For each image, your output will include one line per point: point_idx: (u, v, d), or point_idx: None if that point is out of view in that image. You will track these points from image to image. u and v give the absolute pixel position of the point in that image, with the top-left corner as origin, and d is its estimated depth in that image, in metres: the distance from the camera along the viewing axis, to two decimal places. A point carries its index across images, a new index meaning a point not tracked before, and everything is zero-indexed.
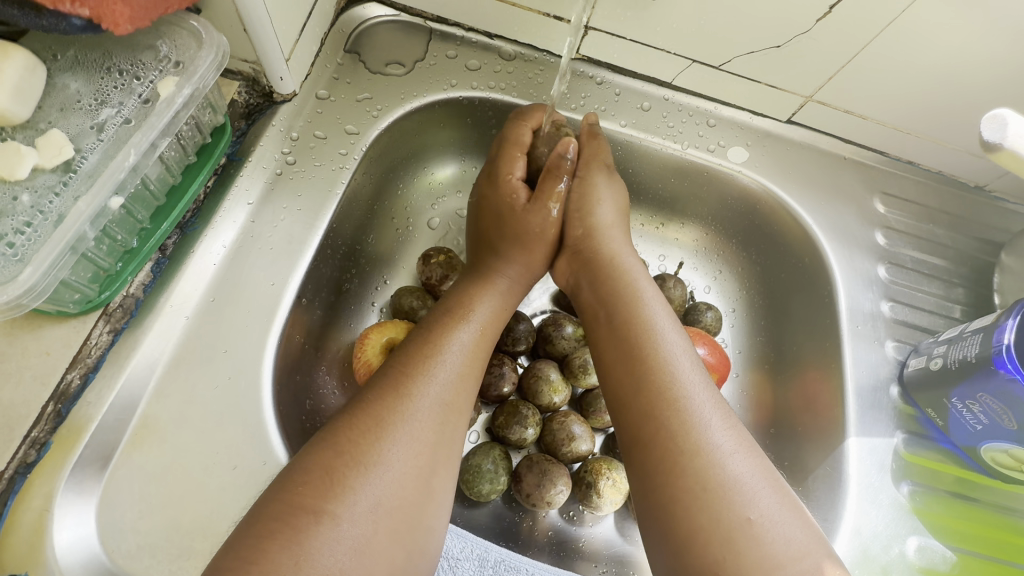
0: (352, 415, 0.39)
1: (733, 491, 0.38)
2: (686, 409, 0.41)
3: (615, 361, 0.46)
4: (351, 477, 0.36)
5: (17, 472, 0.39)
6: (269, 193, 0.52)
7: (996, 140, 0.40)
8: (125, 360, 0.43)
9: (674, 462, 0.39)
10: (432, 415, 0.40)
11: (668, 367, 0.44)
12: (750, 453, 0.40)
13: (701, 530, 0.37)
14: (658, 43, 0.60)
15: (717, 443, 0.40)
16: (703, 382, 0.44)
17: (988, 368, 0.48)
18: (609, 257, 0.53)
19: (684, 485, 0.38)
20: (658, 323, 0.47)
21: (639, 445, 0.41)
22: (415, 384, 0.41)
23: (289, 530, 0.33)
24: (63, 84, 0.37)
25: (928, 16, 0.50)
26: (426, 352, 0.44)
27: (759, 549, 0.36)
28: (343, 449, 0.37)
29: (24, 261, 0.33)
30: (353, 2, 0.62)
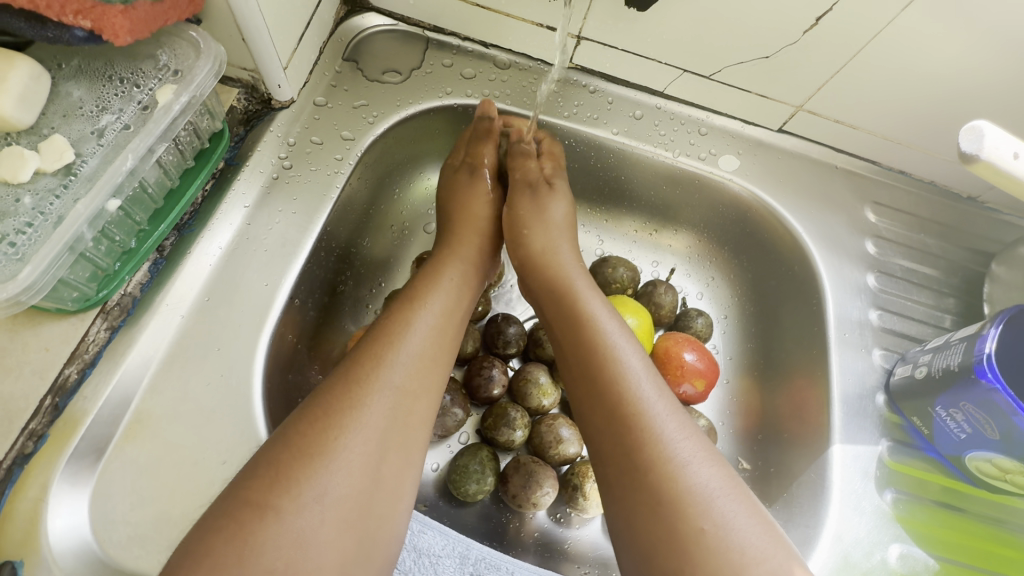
0: (308, 404, 0.41)
1: (689, 501, 0.39)
2: (644, 421, 0.43)
3: (578, 378, 0.48)
4: (298, 471, 0.37)
5: (14, 463, 0.40)
6: (266, 196, 0.54)
7: (973, 150, 0.40)
8: (121, 356, 0.44)
9: (634, 476, 0.42)
10: (386, 407, 0.42)
11: (623, 382, 0.46)
12: (709, 461, 0.42)
13: (662, 540, 0.39)
14: (649, 53, 0.61)
15: (675, 453, 0.42)
16: (660, 394, 0.45)
17: (970, 376, 0.48)
18: (562, 274, 0.56)
19: (643, 497, 0.41)
20: (612, 338, 0.49)
21: (604, 458, 0.44)
22: (372, 375, 0.43)
23: (235, 526, 0.35)
24: (66, 91, 0.39)
25: (914, 27, 0.51)
26: (384, 339, 0.45)
27: (714, 557, 0.38)
28: (293, 442, 0.39)
29: (24, 261, 0.35)
30: (351, 12, 0.64)
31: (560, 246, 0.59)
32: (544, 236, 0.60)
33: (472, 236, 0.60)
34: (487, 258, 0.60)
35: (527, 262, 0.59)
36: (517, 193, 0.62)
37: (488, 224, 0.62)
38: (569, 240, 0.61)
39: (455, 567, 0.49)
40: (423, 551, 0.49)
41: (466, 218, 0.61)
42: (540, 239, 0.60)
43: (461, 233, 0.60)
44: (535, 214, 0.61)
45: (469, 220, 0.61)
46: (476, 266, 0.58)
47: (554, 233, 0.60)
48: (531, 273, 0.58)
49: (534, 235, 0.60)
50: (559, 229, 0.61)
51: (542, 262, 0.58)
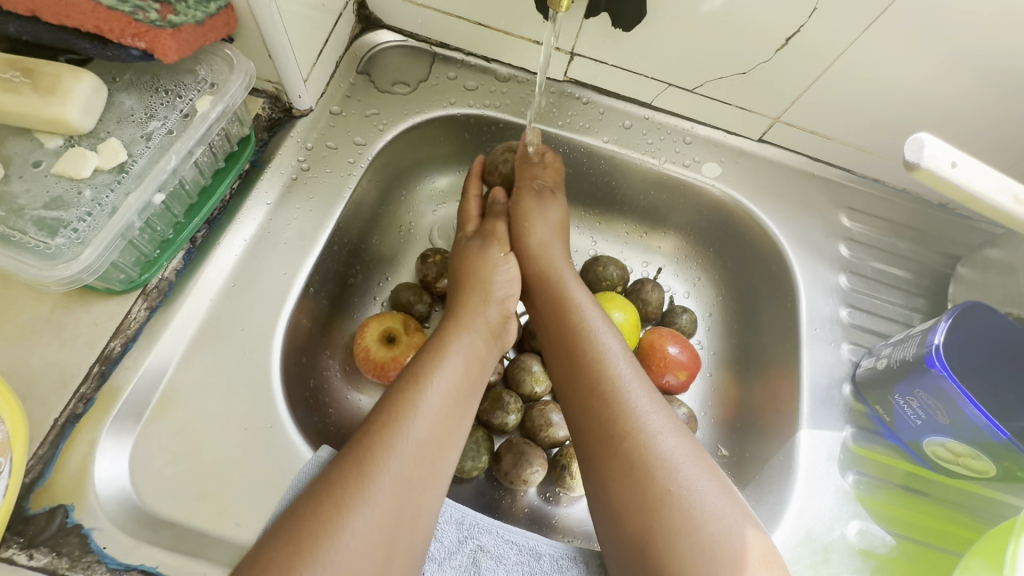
0: (307, 497, 0.40)
1: (657, 465, 0.45)
2: (619, 396, 0.48)
3: (562, 361, 0.53)
4: (300, 565, 0.37)
5: (66, 422, 0.46)
6: (286, 195, 0.60)
7: (915, 159, 0.45)
8: (159, 332, 0.50)
9: (608, 445, 0.47)
10: (391, 491, 0.42)
11: (602, 363, 0.51)
12: (677, 432, 0.47)
13: (633, 501, 0.44)
14: (636, 67, 0.67)
15: (646, 424, 0.47)
16: (634, 374, 0.50)
17: (921, 365, 0.53)
18: (549, 268, 0.61)
19: (616, 463, 0.46)
20: (594, 326, 0.54)
21: (582, 431, 0.49)
22: (375, 462, 0.42)
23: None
24: (119, 101, 0.45)
25: (874, 45, 0.56)
26: (387, 422, 0.44)
27: (678, 514, 0.43)
28: (296, 536, 0.38)
29: (84, 243, 0.41)
30: (366, 29, 0.70)
31: (552, 243, 0.63)
32: (541, 232, 0.63)
33: (480, 302, 0.58)
34: (495, 325, 0.58)
35: (524, 253, 0.63)
36: (524, 192, 0.64)
37: (496, 277, 0.61)
38: (563, 251, 0.63)
39: (452, 532, 0.54)
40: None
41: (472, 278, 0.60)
42: (539, 238, 0.63)
43: (465, 300, 0.59)
44: (535, 212, 0.64)
45: (474, 283, 0.60)
46: (481, 338, 0.56)
47: (548, 231, 0.63)
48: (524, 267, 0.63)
49: (533, 229, 0.63)
50: (554, 231, 0.64)
51: (533, 255, 0.62)
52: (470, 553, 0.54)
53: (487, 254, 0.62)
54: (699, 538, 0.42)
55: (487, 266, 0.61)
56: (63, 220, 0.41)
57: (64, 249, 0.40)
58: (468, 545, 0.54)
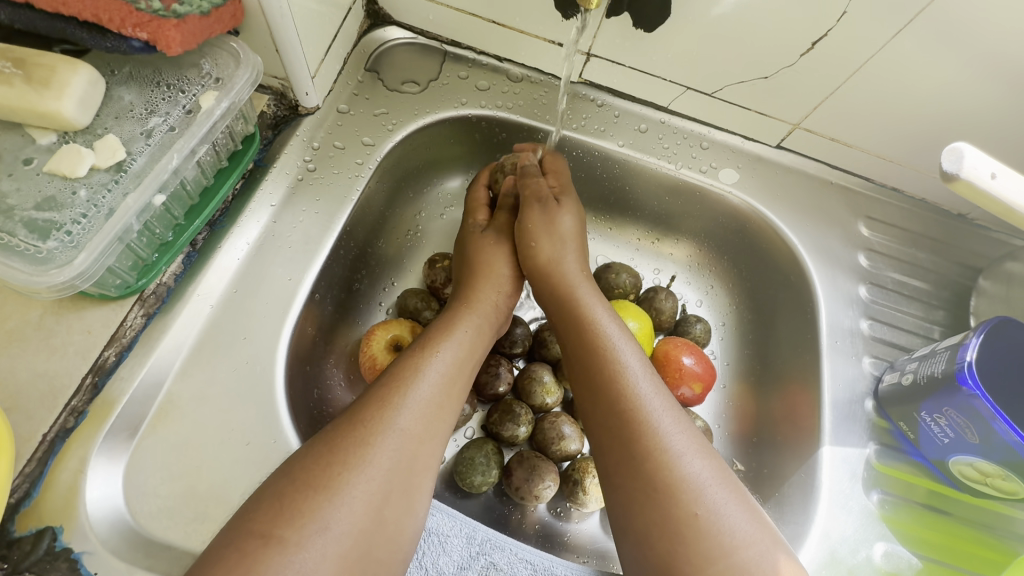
0: (314, 444, 0.42)
1: (683, 488, 0.42)
2: (642, 414, 0.46)
3: (580, 377, 0.51)
4: (304, 504, 0.38)
5: (56, 437, 0.43)
6: (291, 196, 0.57)
7: (953, 170, 0.43)
8: (155, 341, 0.48)
9: (631, 466, 0.44)
10: (393, 448, 0.42)
11: (623, 379, 0.48)
12: (702, 454, 0.45)
13: (657, 525, 0.42)
14: (654, 70, 0.65)
15: (670, 445, 0.44)
16: (656, 391, 0.48)
17: (952, 383, 0.51)
18: (566, 279, 0.58)
19: (639, 486, 0.43)
20: (614, 340, 0.52)
21: (602, 450, 0.47)
22: (379, 418, 0.43)
23: (240, 556, 0.35)
24: (118, 96, 0.43)
25: (902, 51, 0.54)
26: (393, 383, 0.46)
27: (705, 540, 0.40)
28: (299, 480, 0.39)
29: (79, 247, 0.38)
30: (374, 25, 0.68)
31: (567, 252, 0.60)
32: (552, 245, 0.61)
33: (488, 289, 0.59)
34: (504, 310, 0.60)
35: (535, 269, 0.60)
36: (528, 207, 0.61)
37: (505, 268, 0.62)
38: (578, 260, 0.61)
39: (463, 547, 0.52)
40: (433, 530, 0.52)
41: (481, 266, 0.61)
42: (548, 251, 0.60)
43: (476, 286, 0.59)
44: (543, 229, 0.61)
45: (484, 270, 0.60)
46: (490, 319, 0.57)
47: (560, 245, 0.61)
48: (538, 280, 0.60)
49: (541, 247, 0.60)
50: (568, 239, 0.62)
51: (547, 271, 0.60)
52: (481, 569, 0.51)
53: (499, 249, 0.63)
54: (728, 566, 0.40)
55: (494, 257, 0.62)
56: (55, 222, 0.38)
57: (57, 254, 0.37)
58: (480, 562, 0.52)
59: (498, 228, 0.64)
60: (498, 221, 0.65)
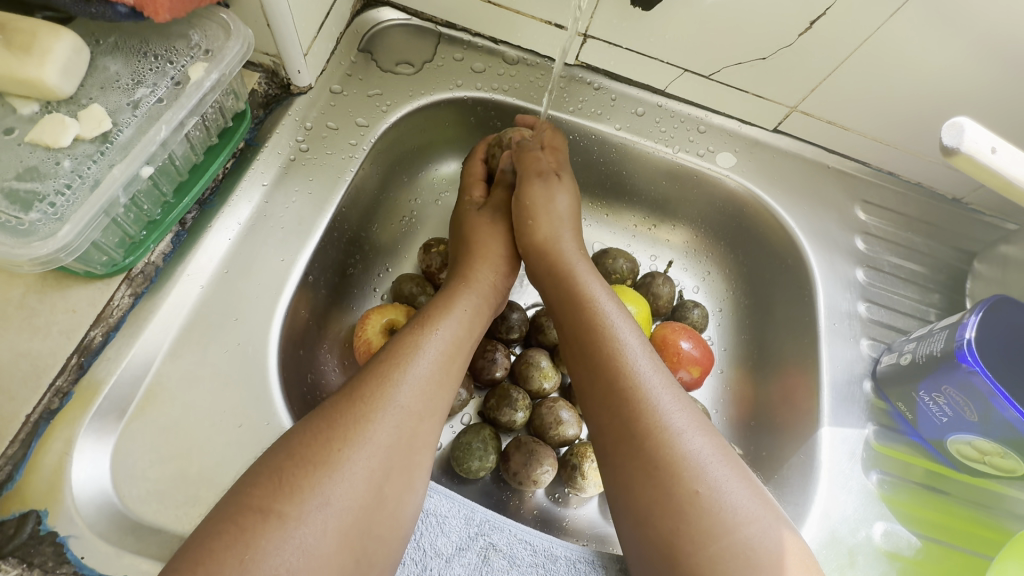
0: (312, 421, 0.41)
1: (684, 466, 0.42)
2: (642, 392, 0.45)
3: (578, 359, 0.50)
4: (303, 480, 0.38)
5: (41, 418, 0.42)
6: (283, 176, 0.56)
7: (953, 144, 0.43)
8: (144, 321, 0.46)
9: (631, 446, 0.44)
10: (392, 424, 0.42)
11: (622, 359, 0.48)
12: (702, 431, 0.44)
13: (659, 505, 0.41)
14: (652, 52, 0.64)
15: (670, 423, 0.44)
16: (655, 370, 0.47)
17: (951, 360, 0.51)
18: (563, 260, 0.58)
19: (640, 465, 0.43)
20: (611, 320, 0.51)
21: (602, 432, 0.46)
22: (378, 394, 0.43)
23: (240, 529, 0.35)
24: (103, 66, 0.41)
25: (901, 30, 0.54)
26: (391, 360, 0.46)
27: (707, 518, 0.40)
28: (297, 455, 0.39)
29: (63, 220, 0.37)
30: (368, 6, 0.66)
31: (562, 233, 0.60)
32: (550, 222, 0.60)
33: (485, 268, 0.59)
34: (501, 288, 0.60)
35: (532, 248, 0.60)
36: (527, 180, 0.61)
37: (502, 245, 0.62)
38: (575, 239, 0.61)
39: (461, 528, 0.52)
40: (430, 511, 0.52)
41: (478, 243, 0.61)
42: (546, 229, 0.60)
43: (473, 262, 0.59)
44: (541, 202, 0.60)
45: (480, 246, 0.60)
46: (489, 297, 0.57)
47: (557, 224, 0.60)
48: (534, 261, 0.59)
49: (539, 225, 0.60)
50: (565, 219, 0.61)
51: (543, 246, 0.59)
52: (480, 550, 0.51)
53: (494, 228, 0.63)
54: (730, 544, 0.39)
55: (490, 236, 0.62)
56: (38, 193, 0.37)
57: (40, 226, 0.36)
58: (478, 543, 0.51)
59: (495, 206, 0.64)
60: (496, 197, 0.65)
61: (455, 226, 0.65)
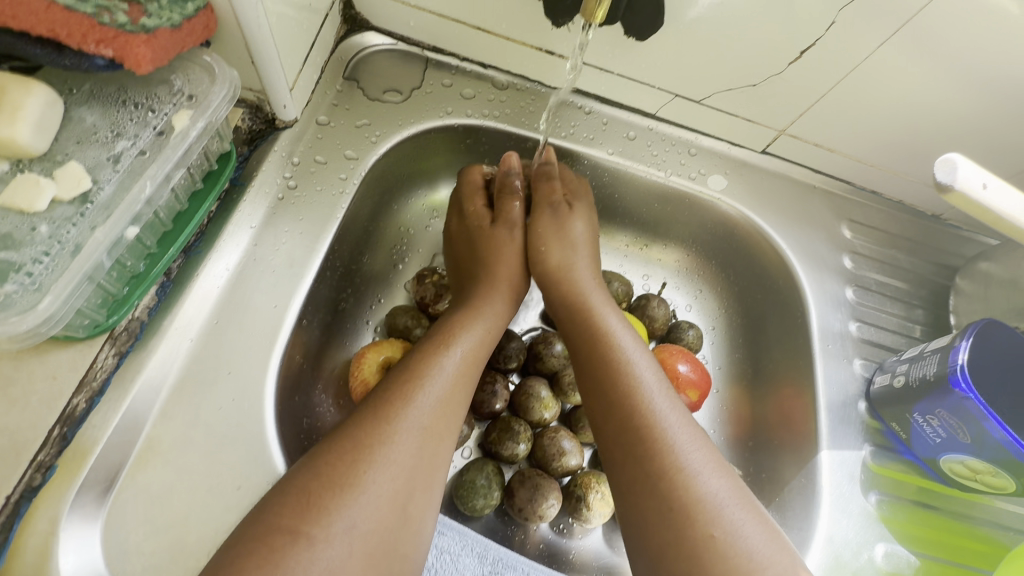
0: (337, 438, 0.42)
1: (700, 508, 0.41)
2: (662, 427, 0.46)
3: (596, 384, 0.50)
4: (330, 500, 0.38)
5: (22, 497, 0.40)
6: (272, 217, 0.54)
7: (947, 181, 0.43)
8: (130, 383, 0.45)
9: (647, 482, 0.44)
10: (413, 445, 0.43)
11: (640, 394, 0.48)
12: (720, 472, 0.44)
13: (674, 545, 0.41)
14: (642, 78, 0.62)
15: (687, 462, 0.44)
16: (673, 407, 0.47)
17: (944, 385, 0.52)
18: (579, 285, 0.59)
19: (657, 502, 0.43)
20: (629, 352, 0.51)
21: (618, 467, 0.46)
22: (398, 415, 0.43)
23: (269, 551, 0.35)
24: (79, 117, 0.41)
25: (883, 65, 0.53)
26: (410, 380, 0.46)
27: (723, 562, 0.39)
28: (324, 474, 0.39)
29: (43, 291, 0.37)
30: (352, 31, 0.64)
31: (581, 261, 0.61)
32: (568, 251, 0.61)
33: (503, 285, 0.60)
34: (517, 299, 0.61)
35: (550, 277, 0.60)
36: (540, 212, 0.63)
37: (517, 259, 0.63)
38: (591, 263, 0.62)
39: (475, 565, 0.52)
40: (443, 549, 0.52)
41: (495, 259, 0.61)
42: (563, 255, 0.61)
43: (491, 276, 0.60)
44: (557, 230, 0.63)
45: (497, 262, 0.61)
46: (507, 309, 0.59)
47: (571, 251, 0.61)
48: (550, 282, 0.60)
49: (551, 252, 0.61)
50: (580, 246, 0.62)
51: (564, 270, 0.60)
52: None
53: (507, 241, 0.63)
54: None
55: (504, 252, 0.62)
56: (15, 262, 0.37)
57: (18, 299, 0.36)
58: None
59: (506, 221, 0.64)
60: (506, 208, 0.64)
61: (462, 240, 0.64)
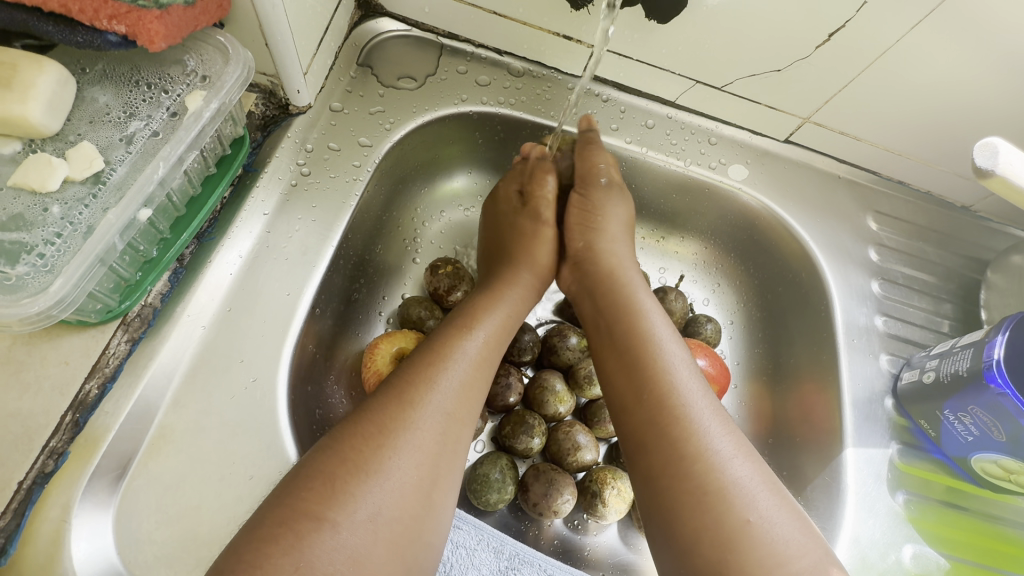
0: (362, 420, 0.41)
1: (734, 494, 0.40)
2: (687, 415, 0.44)
3: (617, 372, 0.49)
4: (353, 486, 0.37)
5: (35, 483, 0.40)
6: (285, 204, 0.53)
7: (988, 166, 0.41)
8: (142, 370, 0.44)
9: (677, 466, 0.42)
10: (436, 428, 0.42)
11: (669, 375, 0.46)
12: (750, 459, 0.43)
13: (705, 531, 0.39)
14: (662, 64, 0.60)
15: (717, 447, 0.42)
16: (702, 393, 0.46)
17: (979, 381, 0.51)
18: (609, 271, 0.56)
19: (687, 489, 0.41)
20: (657, 333, 0.50)
21: (641, 451, 0.44)
22: (422, 392, 0.43)
23: (293, 538, 0.34)
24: (92, 97, 0.41)
25: (915, 48, 0.50)
26: (432, 363, 0.45)
27: (758, 549, 0.38)
28: (348, 459, 0.38)
29: (54, 272, 0.36)
30: (366, 16, 0.63)
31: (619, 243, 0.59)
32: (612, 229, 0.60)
33: (524, 271, 0.58)
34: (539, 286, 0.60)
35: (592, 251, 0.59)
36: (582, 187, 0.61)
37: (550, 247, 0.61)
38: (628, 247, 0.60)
39: (491, 561, 0.51)
40: (459, 543, 0.52)
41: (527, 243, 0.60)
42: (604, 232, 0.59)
43: (517, 257, 0.59)
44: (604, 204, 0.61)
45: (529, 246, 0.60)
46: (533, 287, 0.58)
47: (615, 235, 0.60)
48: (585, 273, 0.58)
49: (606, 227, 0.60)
50: (617, 234, 0.60)
51: (604, 252, 0.58)
52: None
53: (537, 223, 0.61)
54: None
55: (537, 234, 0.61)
56: (25, 243, 0.36)
57: (30, 280, 0.36)
58: None
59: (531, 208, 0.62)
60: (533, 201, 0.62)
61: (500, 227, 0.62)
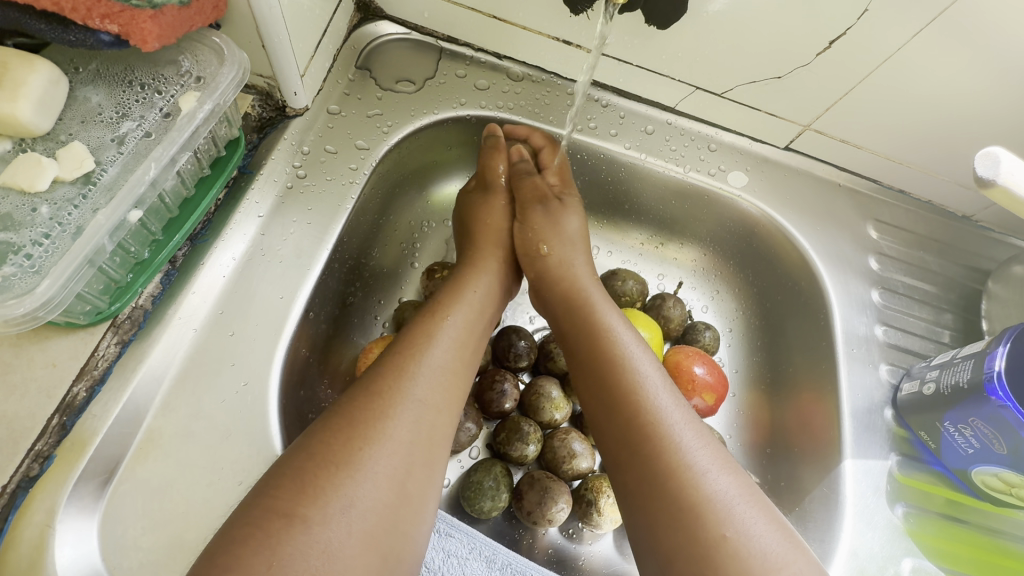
0: (333, 418, 0.40)
1: (712, 507, 0.39)
2: (660, 429, 0.43)
3: (593, 390, 0.48)
4: (327, 481, 0.37)
5: (19, 486, 0.39)
6: (281, 206, 0.53)
7: (989, 176, 0.41)
8: (131, 372, 0.43)
9: (651, 487, 0.41)
10: (411, 420, 0.41)
11: (639, 392, 0.46)
12: (727, 470, 0.42)
13: (683, 548, 0.39)
14: (662, 69, 0.60)
15: (693, 461, 0.41)
16: (676, 405, 0.45)
17: (980, 394, 0.50)
18: (569, 285, 0.57)
19: (663, 504, 0.40)
20: (628, 349, 0.49)
21: (621, 468, 0.44)
22: (396, 387, 0.42)
23: (267, 534, 0.34)
24: (85, 97, 0.41)
25: (917, 55, 0.50)
26: (407, 353, 0.45)
27: (736, 564, 0.37)
28: (321, 453, 0.38)
29: (41, 273, 0.36)
30: (365, 19, 0.63)
31: (575, 259, 0.59)
32: (562, 249, 0.60)
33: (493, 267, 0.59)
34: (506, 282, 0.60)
35: (545, 272, 0.59)
36: (529, 208, 0.62)
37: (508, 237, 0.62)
38: (585, 258, 0.60)
39: (484, 570, 0.51)
40: (451, 552, 0.51)
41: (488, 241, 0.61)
42: (558, 255, 0.59)
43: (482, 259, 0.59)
44: (550, 226, 0.61)
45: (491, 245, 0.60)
46: (500, 280, 0.58)
47: (571, 246, 0.60)
48: (543, 278, 0.59)
49: (553, 249, 0.60)
50: (576, 242, 0.61)
51: (556, 274, 0.58)
52: None
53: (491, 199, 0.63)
54: None
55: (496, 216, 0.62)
56: (13, 244, 0.36)
57: (16, 282, 0.35)
58: None
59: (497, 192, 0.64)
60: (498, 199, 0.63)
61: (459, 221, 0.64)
